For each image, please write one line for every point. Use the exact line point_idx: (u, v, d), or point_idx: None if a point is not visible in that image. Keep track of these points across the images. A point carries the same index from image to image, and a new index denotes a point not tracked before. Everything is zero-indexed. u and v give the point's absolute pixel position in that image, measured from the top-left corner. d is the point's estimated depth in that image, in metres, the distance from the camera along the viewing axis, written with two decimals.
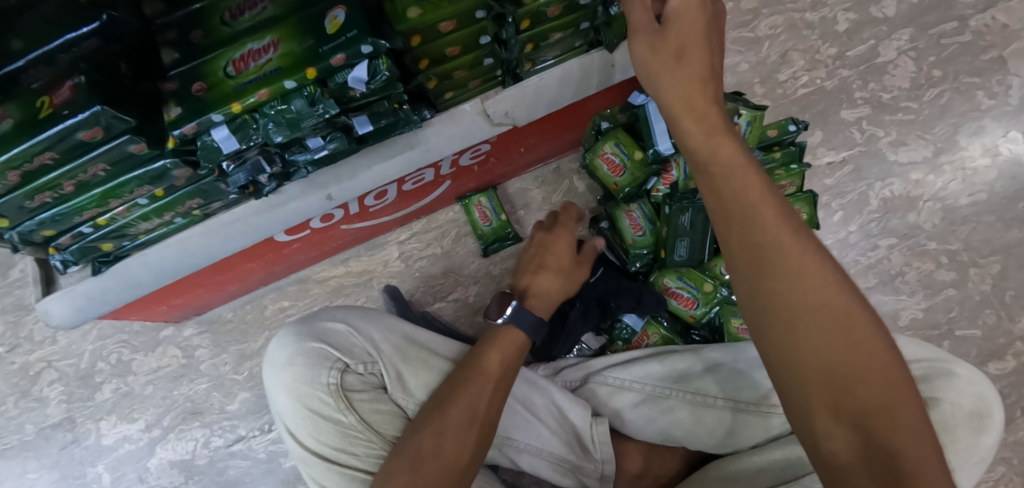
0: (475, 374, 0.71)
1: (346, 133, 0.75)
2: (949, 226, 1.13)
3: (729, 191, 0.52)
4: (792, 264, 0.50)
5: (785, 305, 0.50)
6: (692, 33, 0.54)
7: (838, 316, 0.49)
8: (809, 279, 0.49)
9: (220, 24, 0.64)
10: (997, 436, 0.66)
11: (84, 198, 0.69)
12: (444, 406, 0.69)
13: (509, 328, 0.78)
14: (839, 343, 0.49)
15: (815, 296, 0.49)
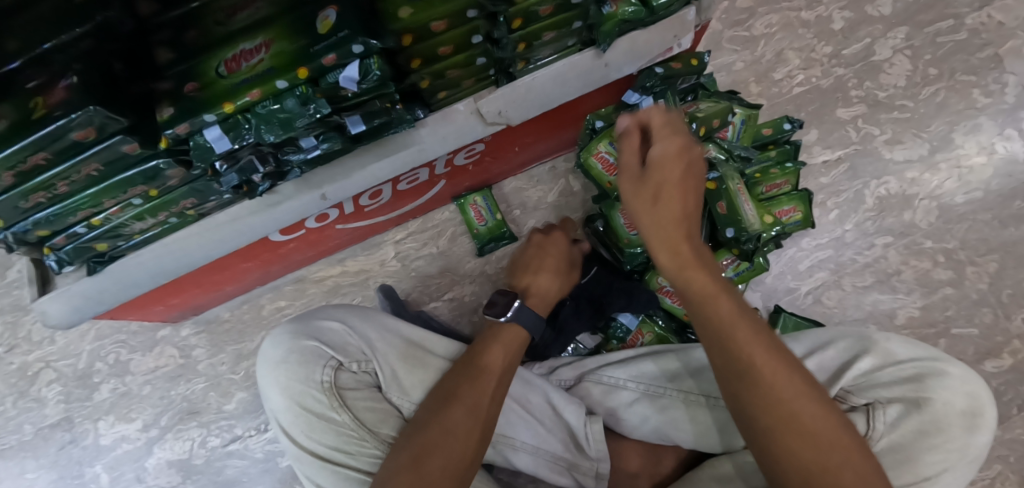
0: (478, 371, 0.72)
1: (339, 133, 0.75)
2: (945, 224, 1.13)
3: (707, 318, 0.61)
4: (762, 372, 0.57)
5: (765, 408, 0.56)
6: (668, 179, 0.64)
7: (810, 422, 0.54)
8: (779, 384, 0.56)
9: (214, 24, 0.60)
10: (990, 434, 0.66)
11: (79, 197, 0.70)
12: (449, 405, 0.69)
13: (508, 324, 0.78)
14: (813, 439, 0.54)
15: (785, 400, 0.55)
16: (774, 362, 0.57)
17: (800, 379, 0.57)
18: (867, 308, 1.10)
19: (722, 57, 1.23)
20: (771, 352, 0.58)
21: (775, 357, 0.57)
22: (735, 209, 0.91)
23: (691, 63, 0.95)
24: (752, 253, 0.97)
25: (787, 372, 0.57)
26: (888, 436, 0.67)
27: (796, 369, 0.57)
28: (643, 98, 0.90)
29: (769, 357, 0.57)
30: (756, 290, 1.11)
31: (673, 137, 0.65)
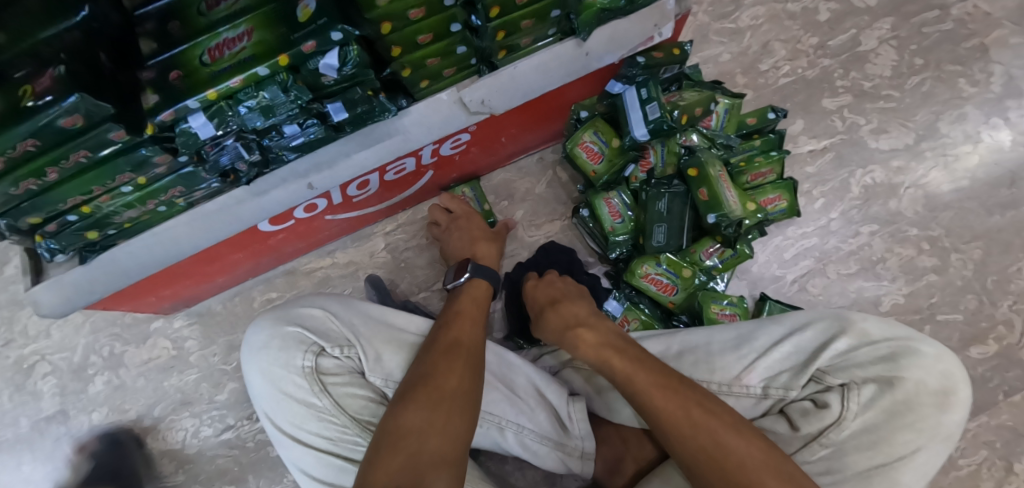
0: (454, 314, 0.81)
1: (322, 120, 0.78)
2: (931, 212, 1.14)
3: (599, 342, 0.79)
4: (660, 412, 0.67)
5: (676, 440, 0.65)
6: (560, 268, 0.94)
7: (711, 439, 0.63)
8: (677, 416, 0.65)
9: (197, 15, 0.60)
10: (962, 412, 0.68)
11: (68, 185, 0.71)
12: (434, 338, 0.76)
13: (473, 278, 0.90)
14: (716, 452, 0.62)
15: (685, 425, 0.65)
16: (666, 400, 0.67)
17: (693, 405, 0.66)
18: (853, 296, 1.11)
19: (709, 49, 1.23)
20: (663, 395, 0.67)
21: (667, 395, 0.67)
22: (716, 196, 0.92)
23: (673, 52, 0.95)
24: (734, 239, 0.97)
25: (681, 404, 0.66)
26: (862, 416, 0.68)
27: (688, 398, 0.66)
28: (627, 88, 0.93)
29: (664, 398, 0.67)
30: (742, 278, 1.12)
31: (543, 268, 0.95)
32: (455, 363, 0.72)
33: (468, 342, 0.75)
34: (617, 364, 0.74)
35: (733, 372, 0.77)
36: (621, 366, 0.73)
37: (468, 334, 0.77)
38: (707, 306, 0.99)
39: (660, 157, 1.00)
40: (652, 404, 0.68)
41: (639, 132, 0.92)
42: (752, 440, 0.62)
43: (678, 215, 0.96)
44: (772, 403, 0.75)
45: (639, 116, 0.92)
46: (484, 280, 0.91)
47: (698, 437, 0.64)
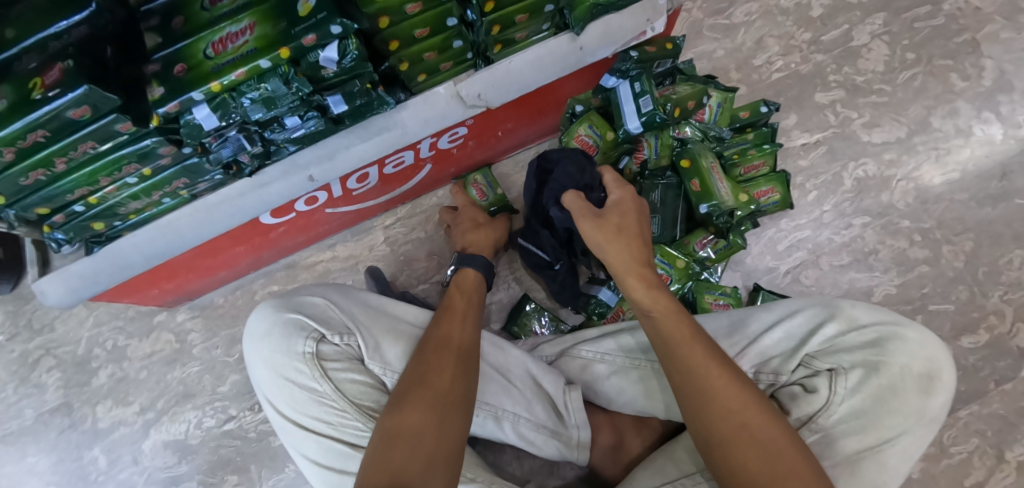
0: (452, 312, 0.80)
1: (322, 112, 0.79)
2: (923, 204, 1.15)
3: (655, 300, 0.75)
4: (714, 385, 0.64)
5: (716, 414, 0.63)
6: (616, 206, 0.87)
7: (755, 423, 0.61)
8: (728, 394, 0.63)
9: (200, 10, 0.65)
10: (946, 396, 0.69)
11: (76, 176, 0.73)
12: (427, 341, 0.76)
13: (466, 270, 0.90)
14: (756, 436, 0.60)
15: (732, 403, 0.63)
16: (723, 377, 0.65)
17: (746, 388, 0.64)
18: (845, 287, 1.13)
19: (703, 45, 1.25)
20: (722, 371, 0.65)
21: (724, 372, 0.65)
22: (708, 187, 0.94)
23: (666, 46, 0.97)
24: (726, 231, 0.98)
25: (737, 384, 0.64)
26: (848, 401, 0.69)
27: (743, 382, 0.65)
28: (620, 81, 0.95)
29: (722, 375, 0.65)
30: (736, 270, 1.14)
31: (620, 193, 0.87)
32: (447, 369, 0.71)
33: (459, 347, 0.75)
34: (680, 328, 0.71)
35: None
36: (683, 331, 0.70)
37: (463, 338, 0.76)
38: (701, 296, 1.01)
39: (654, 149, 1.01)
40: (708, 376, 0.65)
41: (633, 124, 0.94)
42: (792, 435, 0.61)
43: (671, 206, 0.99)
44: (765, 388, 0.76)
45: (632, 109, 0.94)
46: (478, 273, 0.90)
47: (739, 419, 0.62)
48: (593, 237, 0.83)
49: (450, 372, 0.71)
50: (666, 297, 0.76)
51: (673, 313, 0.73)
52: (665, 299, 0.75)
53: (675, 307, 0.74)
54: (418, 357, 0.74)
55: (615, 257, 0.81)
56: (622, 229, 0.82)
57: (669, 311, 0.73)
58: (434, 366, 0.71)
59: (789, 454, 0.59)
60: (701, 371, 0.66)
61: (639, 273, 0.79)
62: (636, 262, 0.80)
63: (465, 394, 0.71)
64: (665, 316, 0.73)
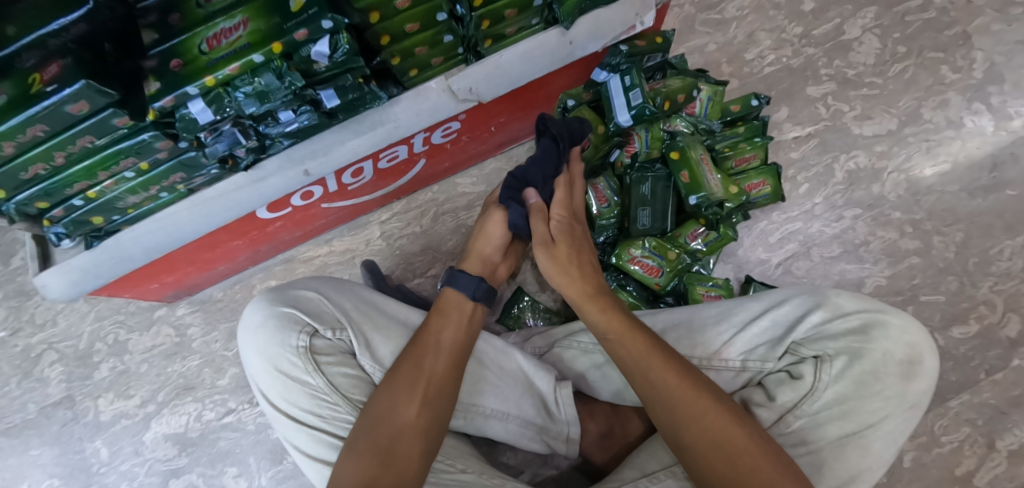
0: (429, 339, 0.77)
1: (315, 107, 0.80)
2: (913, 196, 1.16)
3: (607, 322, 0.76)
4: (677, 397, 0.66)
5: (683, 424, 0.65)
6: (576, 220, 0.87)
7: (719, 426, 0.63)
8: (688, 404, 0.65)
9: (196, 7, 0.65)
10: (928, 381, 0.70)
11: (75, 169, 0.75)
12: (394, 370, 0.75)
13: (450, 290, 0.84)
14: (721, 440, 0.63)
15: (696, 409, 0.65)
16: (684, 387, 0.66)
17: (707, 393, 0.66)
18: (836, 278, 1.14)
19: (695, 40, 1.26)
20: (682, 381, 0.67)
21: (684, 382, 0.67)
22: (697, 178, 0.95)
23: (655, 40, 0.99)
24: (716, 221, 1.01)
25: (697, 392, 0.66)
26: (832, 387, 0.71)
27: (703, 388, 0.66)
28: (611, 75, 0.96)
29: (684, 387, 0.66)
30: (728, 262, 1.15)
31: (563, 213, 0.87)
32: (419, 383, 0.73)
33: (432, 381, 0.74)
34: (636, 341, 0.72)
35: (713, 347, 0.80)
36: (640, 346, 0.71)
37: (437, 371, 0.75)
38: (694, 287, 1.02)
39: (643, 143, 1.01)
40: (671, 391, 0.67)
41: (623, 118, 0.94)
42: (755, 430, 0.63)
43: (662, 199, 1.00)
44: (750, 376, 0.78)
45: (622, 102, 0.95)
46: (461, 293, 0.83)
47: (704, 426, 0.64)
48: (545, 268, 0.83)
49: (412, 417, 0.71)
50: (619, 311, 0.77)
51: (629, 330, 0.74)
52: (618, 316, 0.76)
53: (632, 321, 0.75)
54: (385, 393, 0.72)
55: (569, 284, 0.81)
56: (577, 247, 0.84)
57: (623, 330, 0.74)
58: (397, 408, 0.71)
59: (753, 451, 0.61)
60: (663, 386, 0.67)
61: (592, 296, 0.79)
62: (586, 283, 0.80)
63: (433, 438, 0.71)
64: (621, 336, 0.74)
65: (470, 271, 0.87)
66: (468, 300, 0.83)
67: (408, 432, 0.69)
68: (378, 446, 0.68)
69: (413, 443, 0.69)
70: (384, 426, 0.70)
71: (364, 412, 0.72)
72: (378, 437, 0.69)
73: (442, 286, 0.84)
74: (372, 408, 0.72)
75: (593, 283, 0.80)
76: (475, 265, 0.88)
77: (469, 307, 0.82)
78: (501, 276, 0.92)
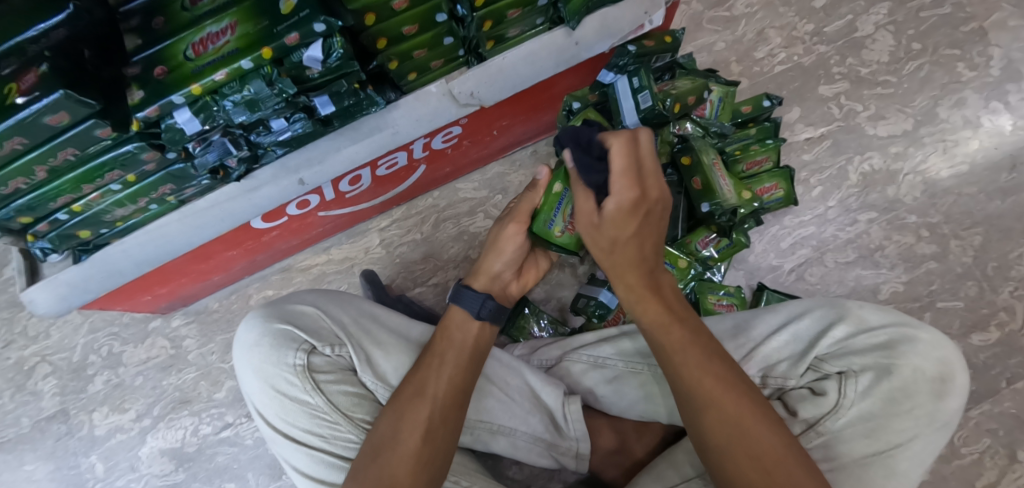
0: (438, 362, 0.73)
1: (309, 114, 0.77)
2: (930, 199, 1.12)
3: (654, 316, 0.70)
4: (706, 387, 0.62)
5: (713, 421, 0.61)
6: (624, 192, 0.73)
7: (755, 431, 0.59)
8: (723, 397, 0.61)
9: (180, 10, 0.61)
10: (960, 399, 0.66)
11: (58, 183, 0.72)
12: (400, 395, 0.71)
13: (455, 308, 0.79)
14: (760, 444, 0.58)
15: (726, 408, 0.61)
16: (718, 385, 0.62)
17: (750, 395, 0.62)
18: (851, 284, 1.10)
19: (703, 38, 1.22)
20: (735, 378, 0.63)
21: (724, 378, 0.62)
22: (710, 184, 0.91)
23: (664, 40, 0.96)
24: (729, 228, 0.98)
25: (735, 393, 0.61)
26: (858, 404, 0.67)
27: (742, 388, 0.62)
28: (619, 77, 0.92)
29: (723, 379, 0.62)
30: (739, 268, 1.12)
31: (626, 191, 0.73)
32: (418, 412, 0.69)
33: (434, 406, 0.69)
34: (675, 333, 0.67)
35: None
36: (676, 336, 0.67)
37: (441, 393, 0.71)
38: (705, 297, 0.99)
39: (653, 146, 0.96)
40: (711, 375, 0.63)
41: (630, 121, 0.91)
42: (801, 450, 0.58)
43: None
44: (770, 392, 0.74)
45: (631, 105, 0.90)
46: (467, 312, 0.79)
47: (743, 424, 0.59)
48: (591, 242, 0.76)
49: (414, 443, 0.66)
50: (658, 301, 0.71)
51: (666, 321, 0.69)
52: (655, 307, 0.70)
53: (678, 310, 0.70)
54: (389, 418, 0.69)
55: (613, 263, 0.74)
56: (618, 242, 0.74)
57: (659, 322, 0.69)
58: (398, 435, 0.67)
59: (795, 462, 0.57)
60: (694, 379, 0.63)
61: (632, 279, 0.73)
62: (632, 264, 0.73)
63: (437, 466, 0.67)
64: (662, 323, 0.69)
65: (476, 287, 0.82)
66: (473, 319, 0.78)
67: (408, 461, 0.65)
68: (381, 474, 0.64)
69: (415, 472, 0.65)
70: (386, 454, 0.66)
71: (370, 438, 0.69)
72: (382, 463, 0.65)
73: (448, 303, 0.80)
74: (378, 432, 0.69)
75: (643, 260, 0.73)
76: (482, 281, 0.83)
77: (475, 328, 0.78)
78: (513, 292, 0.87)
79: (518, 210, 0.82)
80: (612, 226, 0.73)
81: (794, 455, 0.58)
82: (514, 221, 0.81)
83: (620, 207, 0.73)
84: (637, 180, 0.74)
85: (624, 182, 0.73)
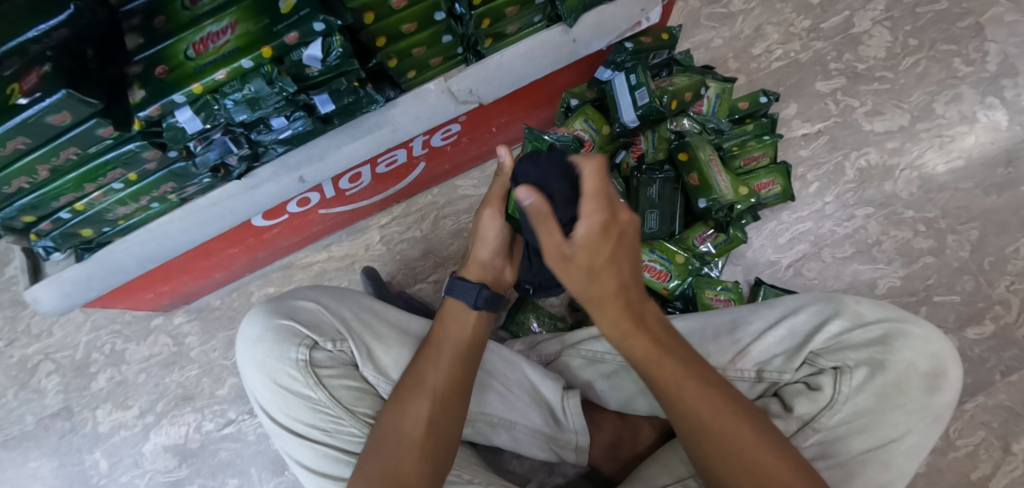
0: (435, 352, 0.74)
1: (309, 112, 0.78)
2: (926, 194, 1.13)
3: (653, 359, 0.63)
4: (710, 432, 0.60)
5: (723, 464, 0.59)
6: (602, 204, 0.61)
7: (767, 469, 0.57)
8: (731, 440, 0.59)
9: (181, 9, 0.63)
10: (953, 393, 0.68)
11: (61, 182, 0.72)
12: (400, 388, 0.72)
13: (451, 299, 0.78)
14: (775, 484, 0.57)
15: (738, 451, 0.59)
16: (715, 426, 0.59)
17: (758, 430, 0.60)
18: (848, 279, 1.11)
19: (701, 34, 1.23)
20: (739, 414, 0.60)
21: (729, 414, 0.60)
22: (707, 181, 0.92)
23: (661, 37, 0.97)
24: (726, 224, 0.98)
25: (742, 431, 0.59)
26: (853, 399, 0.68)
27: (750, 421, 0.60)
28: (616, 74, 0.93)
29: (726, 420, 0.60)
30: (737, 264, 1.13)
31: (596, 213, 0.61)
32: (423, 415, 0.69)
33: (434, 398, 0.70)
34: (674, 371, 0.62)
35: (728, 355, 0.77)
36: (671, 371, 0.62)
37: (440, 385, 0.71)
38: (702, 292, 0.99)
39: (651, 144, 1.00)
40: (711, 418, 0.60)
41: (628, 118, 0.92)
42: (812, 479, 0.57)
43: (669, 201, 0.97)
44: (767, 386, 0.75)
45: (628, 101, 0.91)
46: (462, 303, 0.77)
47: (747, 468, 0.58)
48: (561, 275, 0.62)
49: (415, 438, 0.67)
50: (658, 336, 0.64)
51: (664, 358, 0.63)
52: (643, 341, 0.63)
53: (667, 341, 0.64)
54: (389, 412, 0.70)
55: (596, 292, 0.62)
56: (597, 271, 0.61)
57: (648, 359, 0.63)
58: (401, 429, 0.68)
59: None
60: (697, 421, 0.60)
61: (618, 317, 0.63)
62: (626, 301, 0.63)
63: (442, 454, 0.68)
64: (652, 363, 0.63)
65: (470, 278, 0.81)
66: (472, 310, 0.77)
67: (411, 456, 0.66)
68: (383, 470, 0.65)
69: (417, 464, 0.66)
70: (389, 447, 0.67)
71: (373, 431, 0.70)
72: (384, 460, 0.66)
73: (443, 295, 0.79)
74: (383, 427, 0.69)
75: (627, 290, 0.62)
76: (475, 271, 0.81)
77: (473, 317, 0.77)
78: (506, 279, 0.85)
79: (490, 195, 0.82)
80: (585, 255, 0.60)
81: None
82: (488, 205, 0.81)
83: (593, 231, 0.60)
84: (609, 199, 0.62)
85: (594, 203, 0.61)
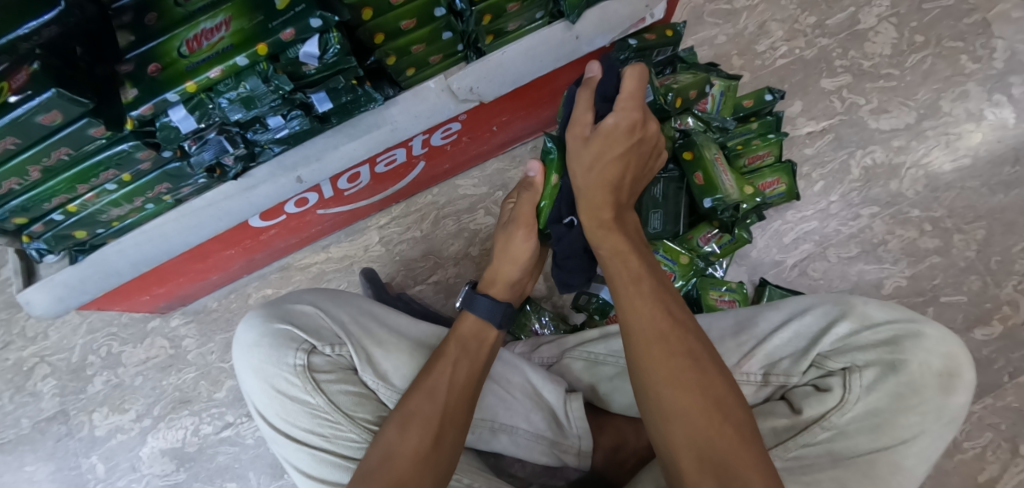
0: (446, 361, 0.73)
1: (306, 111, 0.76)
2: (933, 193, 1.12)
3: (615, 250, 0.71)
4: (651, 318, 0.64)
5: (651, 352, 0.62)
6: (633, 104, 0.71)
7: (698, 363, 0.60)
8: (670, 335, 0.62)
9: (174, 6, 0.62)
10: (968, 394, 0.66)
11: (53, 183, 0.71)
12: (410, 398, 0.70)
13: (472, 315, 0.79)
14: (694, 378, 0.60)
15: (674, 344, 0.62)
16: (669, 322, 0.63)
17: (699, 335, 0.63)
18: (853, 279, 1.09)
19: (704, 31, 1.21)
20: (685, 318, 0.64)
21: (672, 312, 0.64)
22: (712, 180, 0.90)
23: (665, 33, 0.95)
24: (731, 224, 0.95)
25: (684, 333, 0.63)
26: (864, 400, 0.66)
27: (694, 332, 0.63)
28: None
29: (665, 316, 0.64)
30: (741, 264, 1.11)
31: (631, 111, 0.71)
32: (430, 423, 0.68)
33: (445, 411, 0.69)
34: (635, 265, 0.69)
35: (734, 359, 0.76)
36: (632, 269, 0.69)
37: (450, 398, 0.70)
38: (706, 293, 1.00)
39: None
40: (655, 312, 0.64)
41: None
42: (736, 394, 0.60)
43: (673, 199, 0.94)
44: (774, 390, 0.74)
45: None
46: (483, 319, 0.79)
47: (677, 358, 0.61)
48: (574, 154, 0.73)
49: (422, 448, 0.66)
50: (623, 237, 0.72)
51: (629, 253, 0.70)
52: (617, 235, 0.71)
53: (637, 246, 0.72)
54: (395, 424, 0.68)
55: (586, 181, 0.72)
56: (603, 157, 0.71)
57: (618, 251, 0.70)
58: (407, 437, 0.67)
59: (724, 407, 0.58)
60: (642, 309, 0.65)
61: (601, 204, 0.72)
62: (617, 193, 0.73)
63: (446, 466, 0.67)
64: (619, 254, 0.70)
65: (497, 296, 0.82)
66: (492, 327, 0.79)
67: (418, 467, 0.65)
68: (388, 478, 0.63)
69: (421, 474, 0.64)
70: (395, 457, 0.65)
71: (378, 442, 0.68)
72: (390, 467, 0.64)
73: (463, 308, 0.80)
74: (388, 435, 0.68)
75: (618, 190, 0.73)
76: (501, 290, 0.83)
77: (490, 336, 0.78)
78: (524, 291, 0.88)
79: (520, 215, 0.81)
80: (601, 140, 0.71)
81: (723, 397, 0.59)
82: (521, 226, 0.81)
83: (618, 126, 0.70)
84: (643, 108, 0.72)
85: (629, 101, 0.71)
